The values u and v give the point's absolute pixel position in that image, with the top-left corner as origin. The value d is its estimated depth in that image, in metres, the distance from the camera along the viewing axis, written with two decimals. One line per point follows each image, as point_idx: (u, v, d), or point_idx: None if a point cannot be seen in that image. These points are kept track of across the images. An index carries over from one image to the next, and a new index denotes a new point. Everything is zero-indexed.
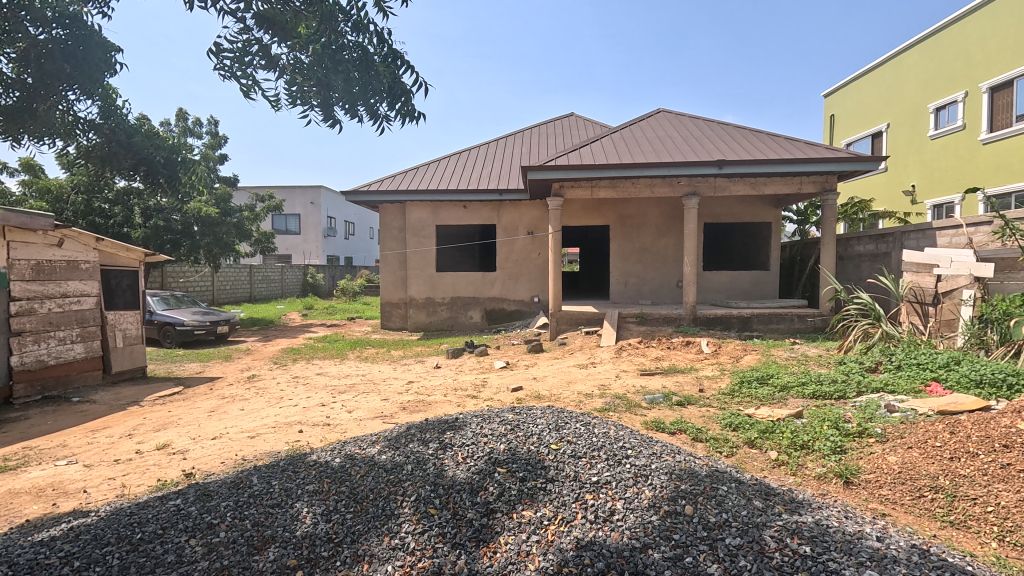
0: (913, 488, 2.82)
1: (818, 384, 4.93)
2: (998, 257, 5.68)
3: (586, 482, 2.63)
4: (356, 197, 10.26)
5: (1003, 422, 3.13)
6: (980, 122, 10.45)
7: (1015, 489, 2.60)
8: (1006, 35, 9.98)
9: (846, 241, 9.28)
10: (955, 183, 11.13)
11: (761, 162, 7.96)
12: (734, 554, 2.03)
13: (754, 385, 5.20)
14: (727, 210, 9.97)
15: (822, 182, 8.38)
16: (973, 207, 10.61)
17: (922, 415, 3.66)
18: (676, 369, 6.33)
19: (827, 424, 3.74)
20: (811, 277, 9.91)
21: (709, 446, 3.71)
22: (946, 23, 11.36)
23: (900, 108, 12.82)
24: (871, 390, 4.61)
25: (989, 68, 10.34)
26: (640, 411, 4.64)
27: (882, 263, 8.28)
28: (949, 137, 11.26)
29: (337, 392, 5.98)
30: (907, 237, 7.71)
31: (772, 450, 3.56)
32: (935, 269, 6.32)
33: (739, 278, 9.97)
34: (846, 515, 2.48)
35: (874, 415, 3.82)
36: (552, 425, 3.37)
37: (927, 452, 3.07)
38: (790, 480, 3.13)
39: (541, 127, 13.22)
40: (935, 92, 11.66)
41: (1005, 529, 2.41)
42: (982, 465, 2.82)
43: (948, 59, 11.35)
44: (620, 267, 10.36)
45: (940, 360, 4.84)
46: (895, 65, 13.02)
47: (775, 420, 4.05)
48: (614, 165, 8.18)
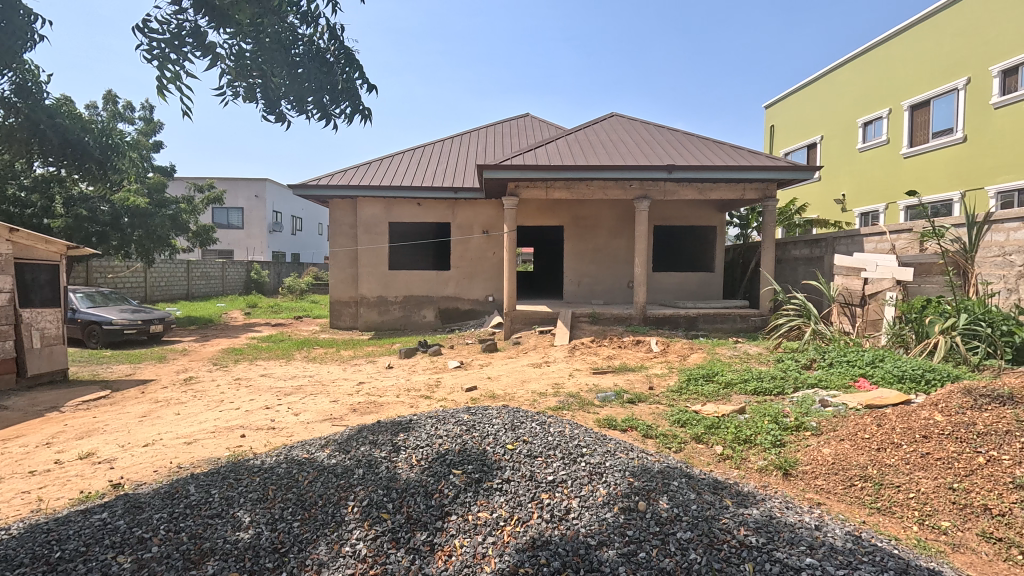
0: (845, 478, 3.00)
1: (758, 380, 5.18)
2: (915, 263, 6.48)
3: (541, 482, 2.62)
4: (305, 191, 9.92)
5: (923, 414, 3.34)
6: (902, 138, 11.34)
7: (933, 475, 2.82)
8: (924, 60, 10.87)
9: (784, 245, 9.82)
10: (880, 192, 12.00)
11: (707, 169, 8.27)
12: (685, 548, 2.08)
13: (701, 382, 5.40)
14: (675, 213, 10.32)
15: (763, 189, 8.82)
16: (895, 215, 11.46)
17: (852, 410, 3.90)
18: (627, 368, 6.47)
19: (768, 419, 3.93)
20: (753, 279, 10.39)
21: (659, 442, 3.82)
22: (878, 43, 12.12)
23: (833, 122, 13.67)
24: (806, 387, 4.90)
25: (910, 88, 11.22)
26: (592, 409, 4.72)
27: (816, 267, 8.80)
28: (875, 150, 12.15)
29: (283, 394, 5.71)
30: (838, 242, 8.26)
31: (718, 445, 3.70)
32: (862, 272, 6.83)
33: (686, 280, 10.36)
34: (787, 506, 2.60)
35: (810, 409, 4.05)
36: (507, 425, 3.35)
37: (857, 444, 3.27)
38: (734, 473, 3.28)
39: (496, 127, 13.22)
40: (865, 109, 12.49)
41: (924, 513, 2.62)
42: (905, 454, 3.03)
43: (875, 78, 12.21)
44: (574, 267, 10.52)
45: (867, 358, 5.19)
46: (828, 81, 13.86)
47: (721, 416, 4.22)
48: (570, 166, 8.27)
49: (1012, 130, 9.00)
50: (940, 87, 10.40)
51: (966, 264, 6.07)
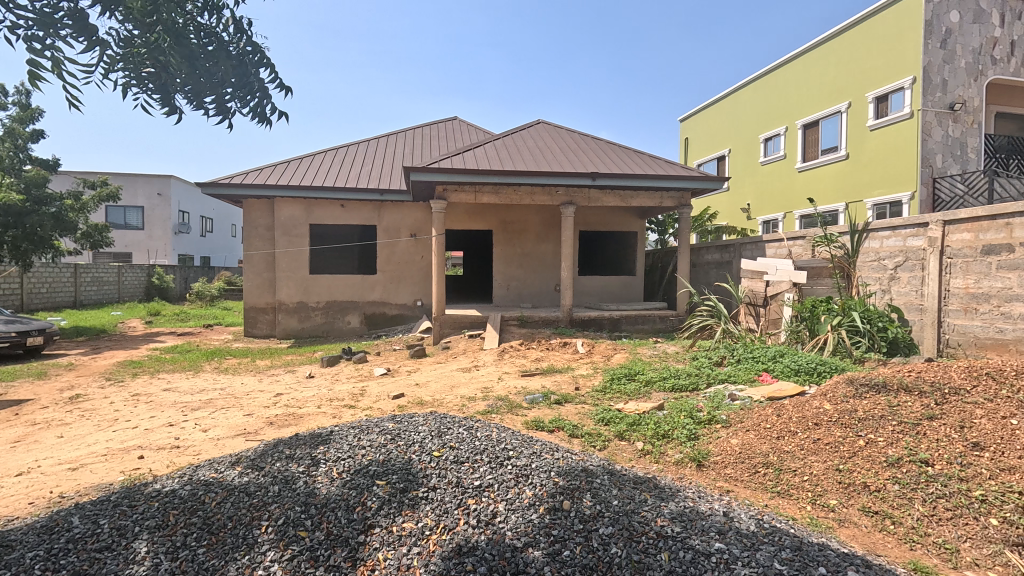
0: (750, 466, 3.25)
1: (675, 377, 5.49)
2: (808, 267, 7.19)
3: (468, 487, 2.60)
4: (215, 190, 9.23)
5: (814, 404, 3.70)
6: (797, 153, 12.53)
7: (823, 459, 3.12)
8: (813, 84, 12.08)
9: (697, 250, 10.51)
10: (779, 203, 13.17)
11: (628, 177, 8.66)
12: (607, 542, 2.15)
13: (624, 381, 5.63)
14: (599, 218, 10.70)
15: (678, 198, 9.39)
16: (791, 223, 12.64)
17: (757, 402, 4.24)
18: (554, 369, 6.61)
19: (683, 414, 4.17)
20: (670, 282, 11.01)
21: (584, 441, 3.94)
22: (776, 66, 13.29)
23: (738, 137, 14.83)
24: (717, 382, 5.26)
25: (802, 109, 12.42)
26: (520, 412, 4.78)
27: (726, 270, 9.50)
28: (774, 164, 13.32)
29: (189, 410, 5.26)
30: (744, 247, 8.96)
31: (638, 440, 3.88)
32: (764, 276, 7.46)
33: (610, 284, 10.78)
34: (699, 495, 2.77)
35: (721, 403, 4.35)
36: (433, 432, 3.30)
37: (760, 433, 3.56)
38: (653, 467, 3.44)
39: (423, 129, 13.04)
40: (766, 126, 13.65)
41: (816, 493, 2.89)
42: (800, 440, 3.33)
43: (773, 99, 13.40)
44: (502, 271, 10.60)
45: (769, 353, 5.67)
46: (734, 99, 15.02)
47: (641, 413, 4.43)
48: (498, 171, 8.33)
49: (884, 150, 10.22)
50: (827, 109, 11.61)
51: (850, 267, 6.87)
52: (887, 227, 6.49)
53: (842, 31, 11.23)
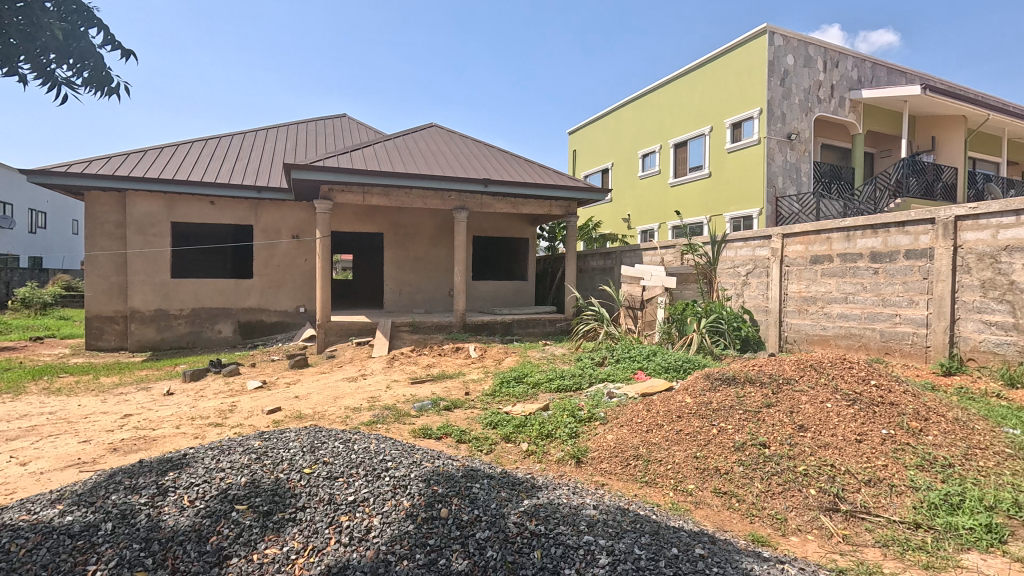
0: (623, 459, 3.48)
1: (561, 379, 5.72)
2: (678, 273, 7.93)
3: (340, 504, 2.47)
4: (46, 179, 7.87)
5: (678, 398, 4.07)
6: (669, 170, 13.78)
7: (683, 448, 3.44)
8: (681, 108, 13.38)
9: (583, 257, 11.09)
10: (655, 214, 14.36)
11: (519, 185, 8.90)
12: (483, 546, 2.17)
13: (512, 384, 5.74)
14: (491, 224, 10.86)
15: (565, 206, 9.84)
16: (665, 233, 13.87)
17: (631, 398, 4.57)
18: (445, 375, 6.55)
19: (566, 413, 4.36)
20: (559, 287, 11.50)
21: (471, 446, 3.94)
22: (650, 90, 14.49)
23: (619, 152, 15.93)
24: (598, 381, 5.58)
25: (673, 130, 13.70)
26: (408, 420, 4.66)
27: (609, 276, 10.14)
28: (650, 178, 14.52)
29: (3, 440, 4.39)
30: (624, 255, 9.65)
31: (524, 442, 3.98)
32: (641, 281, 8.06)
33: (502, 288, 10.98)
34: (573, 491, 2.90)
35: (600, 401, 4.61)
36: (305, 448, 3.09)
37: (632, 428, 3.83)
38: (537, 467, 3.55)
39: (307, 125, 12.29)
40: (643, 143, 14.84)
41: (677, 480, 3.18)
42: (665, 432, 3.64)
43: (648, 119, 14.61)
44: (394, 276, 10.31)
45: (644, 353, 6.15)
46: (615, 117, 16.13)
47: (527, 415, 4.55)
48: (388, 173, 8.10)
49: (739, 170, 11.63)
50: (694, 132, 12.93)
51: (711, 273, 7.78)
52: (740, 239, 7.39)
53: (704, 63, 12.56)
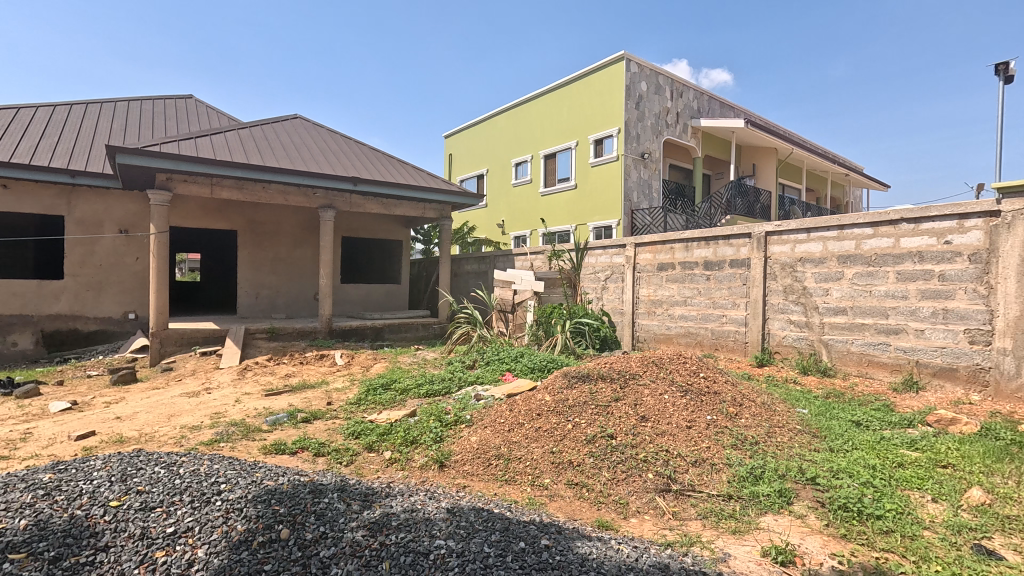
0: (485, 459, 3.54)
1: (430, 383, 5.65)
2: (546, 277, 8.34)
3: (157, 538, 2.16)
4: None
5: (538, 396, 4.26)
6: (540, 179, 14.45)
7: (541, 444, 3.59)
8: (551, 122, 14.11)
9: (458, 260, 11.13)
10: (527, 221, 14.96)
11: (391, 185, 8.66)
12: (326, 565, 2.05)
13: (380, 392, 5.53)
14: (362, 225, 10.42)
15: (439, 210, 9.80)
16: (536, 240, 14.52)
17: (497, 399, 4.67)
18: (306, 385, 6.10)
19: (432, 418, 4.32)
20: (433, 290, 11.42)
21: (330, 458, 3.71)
22: (522, 102, 15.06)
23: (494, 159, 16.29)
24: (468, 384, 5.62)
25: (543, 142, 14.39)
26: (258, 436, 4.24)
27: (482, 280, 10.32)
28: (522, 186, 15.10)
29: None
30: (497, 259, 9.91)
31: (387, 450, 3.86)
32: (512, 285, 8.32)
33: (373, 292, 10.60)
34: (431, 496, 2.87)
35: (467, 404, 4.65)
36: (115, 477, 2.65)
37: (495, 428, 3.91)
38: (399, 475, 3.46)
39: (140, 103, 10.67)
40: (516, 152, 15.36)
41: (535, 476, 3.31)
42: (525, 430, 3.78)
43: (521, 129, 15.15)
44: (249, 278, 9.39)
45: (512, 354, 6.34)
46: (490, 124, 16.46)
47: (392, 422, 4.41)
48: (242, 164, 7.35)
49: (601, 184, 12.60)
50: (562, 145, 13.72)
51: (575, 277, 8.30)
52: (600, 247, 8.02)
53: (571, 81, 13.41)
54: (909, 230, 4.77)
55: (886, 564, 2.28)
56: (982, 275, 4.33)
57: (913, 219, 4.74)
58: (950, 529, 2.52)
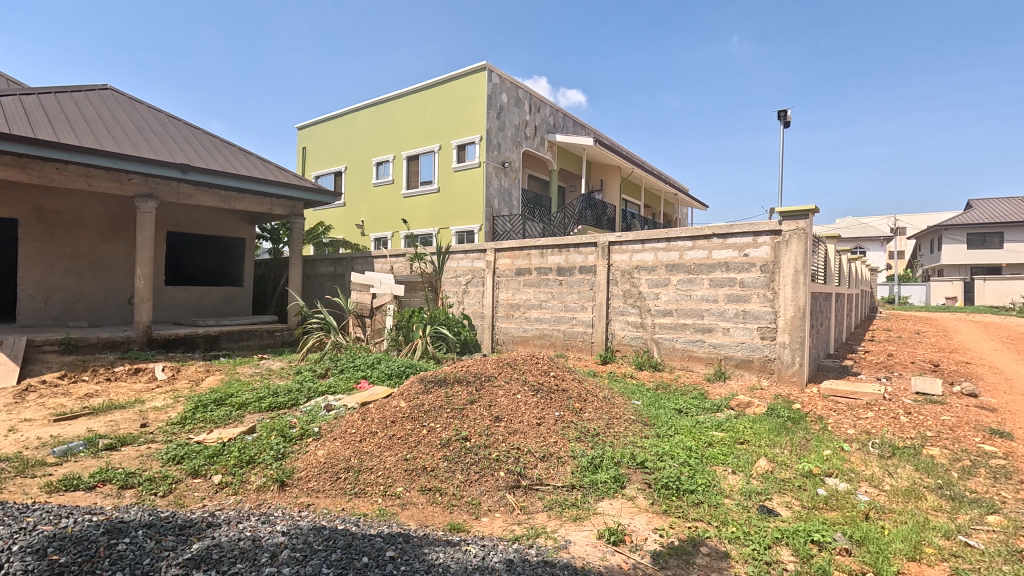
0: (333, 473, 3.33)
1: (274, 396, 5.14)
2: (406, 281, 8.19)
3: None
4: None
5: (393, 403, 4.13)
6: (402, 181, 14.14)
7: (394, 452, 3.48)
8: (414, 123, 13.89)
9: (311, 262, 10.33)
10: (387, 223, 14.52)
11: (230, 177, 7.74)
12: None
13: (211, 408, 4.88)
14: (194, 218, 9.18)
15: (290, 206, 9.03)
16: (398, 242, 14.18)
17: (349, 409, 4.42)
18: (114, 406, 5.13)
19: (274, 434, 3.93)
20: (282, 294, 10.48)
21: (141, 490, 3.16)
22: (383, 100, 14.59)
23: (353, 156, 15.50)
24: (318, 395, 5.24)
25: (406, 142, 14.09)
26: (39, 473, 3.44)
27: (338, 283, 9.76)
28: (383, 187, 14.62)
29: None
30: (355, 262, 9.48)
31: (217, 474, 3.41)
32: (370, 288, 7.96)
33: (208, 295, 9.41)
34: (265, 520, 2.60)
35: (315, 416, 4.33)
36: None
37: (345, 440, 3.69)
38: (230, 501, 3.08)
39: None
40: (377, 151, 14.81)
41: (387, 485, 3.19)
42: (378, 439, 3.63)
43: (382, 127, 14.65)
44: (36, 278, 7.65)
45: (368, 361, 6.07)
46: (348, 119, 15.63)
47: (225, 441, 3.92)
48: (25, 138, 5.96)
49: (464, 189, 12.75)
50: (425, 147, 13.59)
51: (436, 281, 8.31)
52: (461, 251, 8.11)
53: (434, 84, 13.36)
54: (719, 244, 5.63)
55: (696, 532, 2.64)
56: (769, 282, 5.28)
57: (722, 235, 5.60)
58: (743, 495, 3.00)
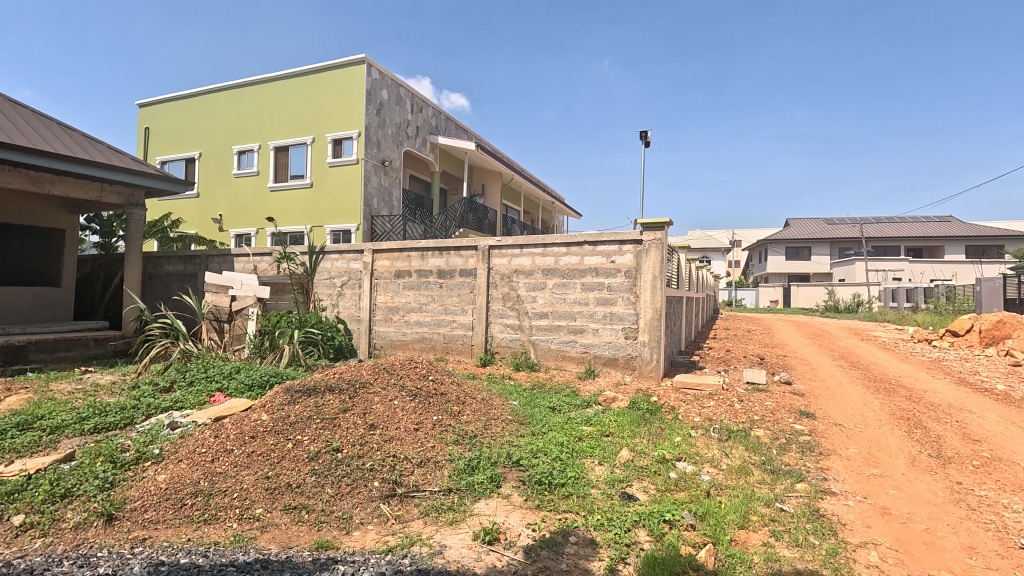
0: (176, 500, 2.92)
1: (101, 415, 4.37)
2: (272, 282, 7.55)
3: None
4: None
5: (253, 416, 3.74)
6: (268, 173, 12.97)
7: (254, 471, 3.16)
8: (283, 112, 12.84)
9: (155, 259, 8.97)
10: (251, 219, 13.22)
11: (44, 155, 6.45)
12: None
13: (11, 435, 4.00)
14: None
15: (126, 194, 7.78)
16: (264, 240, 12.99)
17: (199, 426, 3.93)
18: None
19: (99, 460, 3.34)
20: (116, 297, 9.00)
21: None
22: (247, 83, 13.27)
23: (209, 142, 13.84)
24: (160, 412, 4.58)
25: (274, 132, 12.96)
26: None
27: (189, 284, 8.65)
28: (246, 179, 13.28)
29: None
30: (210, 260, 8.51)
31: (17, 515, 2.80)
32: (228, 290, 7.17)
33: (13, 298, 7.76)
34: None
35: (155, 436, 3.77)
36: None
37: (193, 461, 3.26)
38: (35, 546, 2.55)
39: None
40: (239, 138, 13.40)
41: (244, 508, 2.88)
42: (234, 457, 3.27)
43: (245, 113, 13.31)
44: None
45: (225, 370, 5.44)
46: (204, 100, 13.93)
47: (30, 474, 3.23)
48: None
49: (340, 186, 12.09)
50: (297, 139, 12.64)
51: (308, 283, 7.78)
52: (336, 251, 7.68)
53: (307, 72, 12.49)
54: (589, 250, 6.02)
55: (566, 523, 2.78)
56: (632, 287, 5.79)
57: (592, 242, 6.00)
58: (608, 484, 3.24)
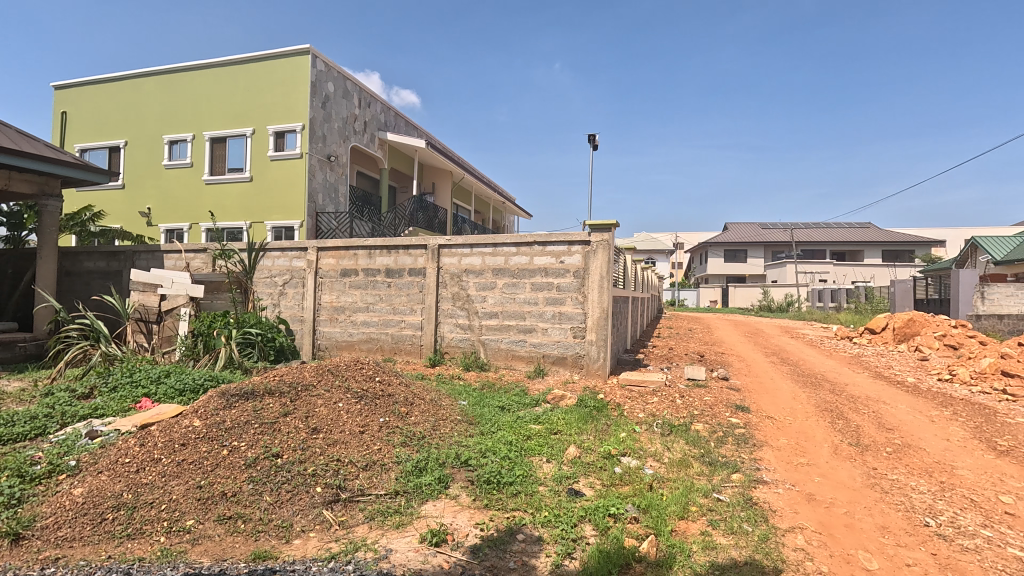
0: (94, 516, 2.70)
1: (7, 425, 3.98)
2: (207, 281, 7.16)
3: None
4: None
5: (184, 423, 3.52)
6: (204, 165, 12.26)
7: (184, 480, 2.97)
8: (220, 101, 12.16)
9: (74, 255, 8.30)
10: (182, 213, 12.44)
11: None
12: None
13: None
14: None
15: (39, 183, 7.12)
16: (198, 235, 12.27)
17: (123, 434, 3.66)
18: None
19: (4, 474, 3.04)
20: (28, 296, 8.22)
21: None
22: (180, 68, 12.46)
23: (136, 129, 12.90)
24: (77, 420, 4.23)
25: (209, 121, 12.25)
26: None
27: (112, 282, 8.04)
28: (178, 170, 12.49)
29: None
30: (137, 257, 7.95)
31: None
32: (157, 288, 6.73)
33: None
34: None
35: (72, 447, 3.47)
36: None
37: (115, 472, 3.02)
38: None
39: None
40: (170, 127, 12.57)
41: (172, 519, 2.70)
42: (162, 467, 3.06)
43: (178, 100, 12.50)
44: None
45: (152, 374, 5.07)
46: (131, 85, 12.97)
47: None
48: None
49: (282, 180, 11.60)
50: (235, 130, 12.01)
51: (246, 281, 7.33)
52: (277, 248, 7.35)
53: (247, 60, 11.90)
54: (539, 251, 6.08)
55: (514, 521, 2.79)
56: (580, 287, 5.89)
57: (542, 242, 6.06)
58: (556, 481, 3.29)
